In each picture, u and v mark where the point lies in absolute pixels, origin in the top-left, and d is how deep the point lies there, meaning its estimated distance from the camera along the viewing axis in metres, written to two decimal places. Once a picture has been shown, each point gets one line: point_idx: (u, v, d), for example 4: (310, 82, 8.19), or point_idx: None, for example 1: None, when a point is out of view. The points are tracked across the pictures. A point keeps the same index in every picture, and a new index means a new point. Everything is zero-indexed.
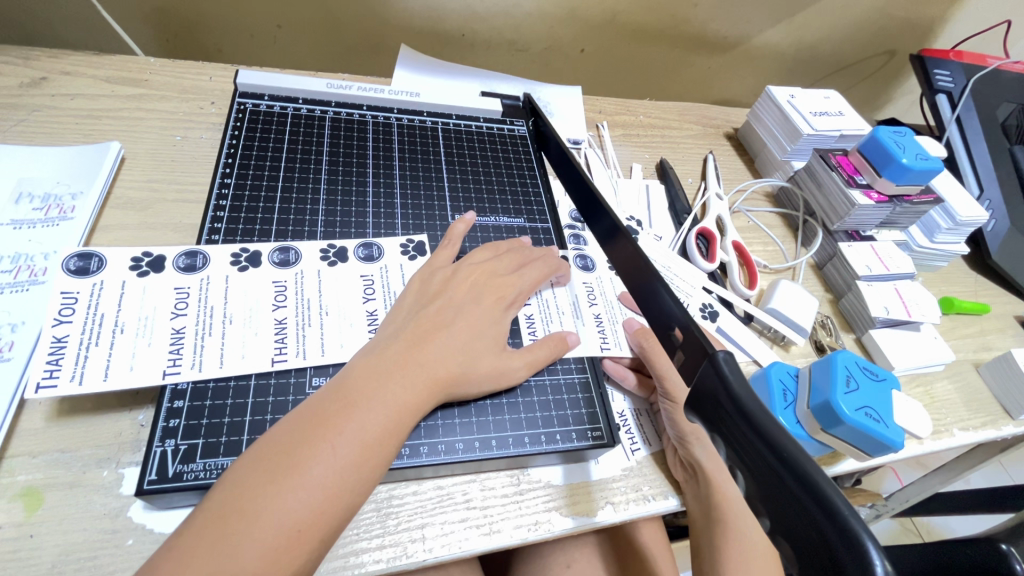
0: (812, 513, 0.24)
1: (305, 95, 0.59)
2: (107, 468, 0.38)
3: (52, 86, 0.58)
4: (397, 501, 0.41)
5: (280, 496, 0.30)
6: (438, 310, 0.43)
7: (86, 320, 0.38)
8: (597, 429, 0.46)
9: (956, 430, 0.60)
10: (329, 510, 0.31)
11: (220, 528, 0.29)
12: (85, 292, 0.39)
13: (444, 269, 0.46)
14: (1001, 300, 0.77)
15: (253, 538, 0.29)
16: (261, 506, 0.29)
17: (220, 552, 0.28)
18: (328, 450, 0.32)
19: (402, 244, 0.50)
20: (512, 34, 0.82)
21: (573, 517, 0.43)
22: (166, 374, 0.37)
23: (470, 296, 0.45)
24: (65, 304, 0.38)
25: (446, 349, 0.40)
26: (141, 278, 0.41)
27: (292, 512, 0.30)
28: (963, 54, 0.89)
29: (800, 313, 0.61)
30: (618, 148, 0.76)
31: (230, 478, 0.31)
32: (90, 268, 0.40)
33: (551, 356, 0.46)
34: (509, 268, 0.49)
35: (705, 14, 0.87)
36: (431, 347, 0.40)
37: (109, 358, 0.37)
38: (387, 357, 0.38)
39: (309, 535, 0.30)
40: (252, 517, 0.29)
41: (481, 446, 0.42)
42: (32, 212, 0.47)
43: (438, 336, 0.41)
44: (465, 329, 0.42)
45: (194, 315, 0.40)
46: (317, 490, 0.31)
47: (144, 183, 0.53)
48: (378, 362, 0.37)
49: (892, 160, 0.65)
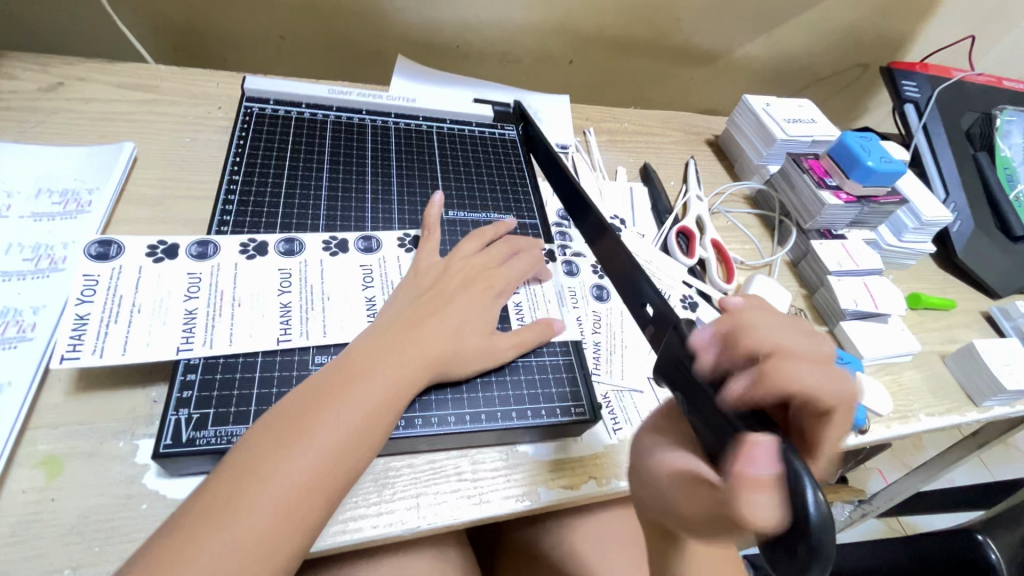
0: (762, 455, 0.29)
1: (308, 100, 0.62)
2: (122, 440, 0.40)
3: (69, 91, 0.61)
4: (393, 472, 0.44)
5: (285, 464, 0.34)
6: (432, 297, 0.47)
7: (106, 300, 0.41)
8: (580, 405, 0.48)
9: (922, 415, 0.64)
10: (328, 477, 0.35)
11: (229, 494, 0.32)
12: (105, 275, 0.42)
13: (435, 265, 0.50)
14: (967, 296, 0.81)
15: (261, 501, 0.32)
16: (269, 473, 0.33)
17: (230, 516, 0.31)
18: (333, 416, 0.36)
19: (399, 238, 0.53)
20: (504, 45, 0.87)
21: (558, 490, 0.46)
22: (180, 350, 0.40)
23: (459, 287, 0.49)
24: (87, 285, 0.41)
25: (436, 332, 0.44)
26: (157, 264, 0.44)
27: (300, 470, 0.34)
28: (929, 66, 0.95)
29: (774, 304, 0.65)
30: (604, 153, 0.80)
31: (243, 445, 0.35)
32: (109, 254, 0.44)
33: (539, 339, 0.50)
34: (499, 258, 0.53)
35: (687, 26, 0.93)
36: (421, 329, 0.44)
37: (127, 334, 0.40)
38: (387, 336, 0.42)
39: (309, 499, 0.34)
40: (261, 484, 0.33)
41: (472, 419, 0.45)
42: (51, 206, 0.50)
43: (428, 321, 0.45)
44: (454, 318, 0.46)
45: (205, 298, 0.43)
46: (318, 458, 0.35)
47: (155, 181, 0.56)
48: (378, 341, 0.42)
49: (858, 162, 0.69)
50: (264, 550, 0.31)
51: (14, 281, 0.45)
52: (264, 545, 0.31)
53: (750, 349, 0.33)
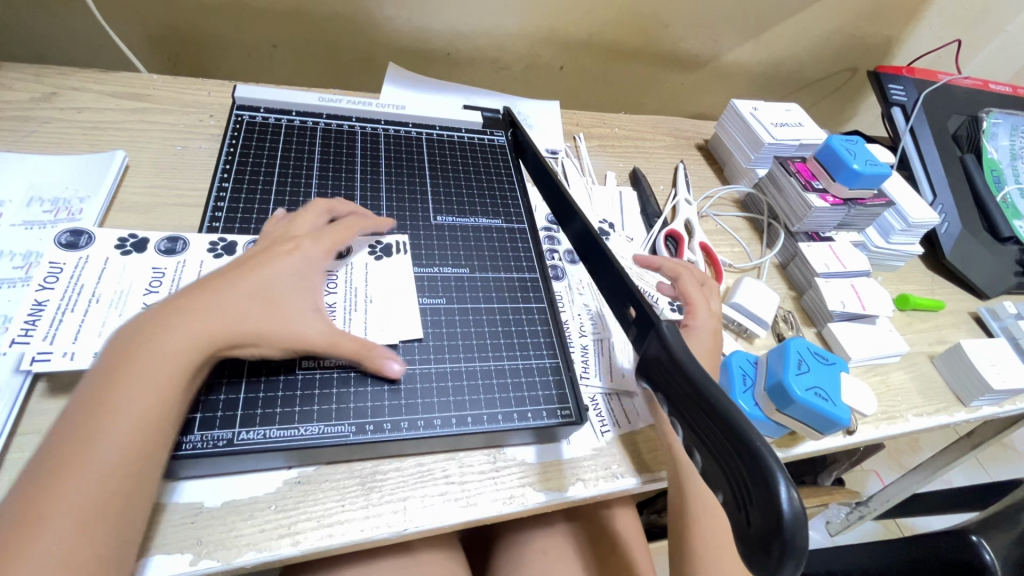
0: (737, 454, 0.29)
1: (298, 108, 0.63)
2: None
3: (62, 101, 0.62)
4: (381, 475, 0.44)
5: (80, 473, 0.31)
6: (226, 269, 0.41)
7: (66, 288, 0.42)
8: (566, 408, 0.49)
9: (911, 415, 0.64)
10: (129, 473, 0.33)
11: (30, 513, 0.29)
12: (70, 263, 0.43)
13: (295, 241, 0.46)
14: (956, 297, 0.82)
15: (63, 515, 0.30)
16: (67, 482, 0.31)
17: (21, 540, 0.29)
18: (110, 429, 0.33)
19: (370, 244, 0.53)
20: (495, 52, 0.88)
21: (545, 491, 0.47)
22: None
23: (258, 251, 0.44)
24: (51, 272, 0.42)
25: (215, 304, 0.38)
26: (123, 256, 0.45)
27: (82, 497, 0.31)
28: (915, 70, 0.95)
29: (762, 306, 0.65)
30: (593, 158, 0.81)
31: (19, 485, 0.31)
32: (79, 243, 0.45)
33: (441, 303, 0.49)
34: (311, 225, 0.49)
35: (675, 33, 0.94)
36: (203, 297, 0.38)
37: (81, 323, 0.41)
38: (133, 326, 0.37)
39: (121, 500, 0.32)
40: (59, 496, 0.30)
41: (458, 422, 0.45)
42: (42, 214, 0.51)
43: (219, 288, 0.40)
44: (247, 279, 0.41)
45: (165, 293, 0.44)
46: (114, 457, 0.32)
47: (147, 188, 0.56)
48: (124, 334, 0.36)
49: (844, 165, 0.70)
50: (81, 563, 0.30)
51: (4, 288, 0.45)
52: (81, 557, 0.30)
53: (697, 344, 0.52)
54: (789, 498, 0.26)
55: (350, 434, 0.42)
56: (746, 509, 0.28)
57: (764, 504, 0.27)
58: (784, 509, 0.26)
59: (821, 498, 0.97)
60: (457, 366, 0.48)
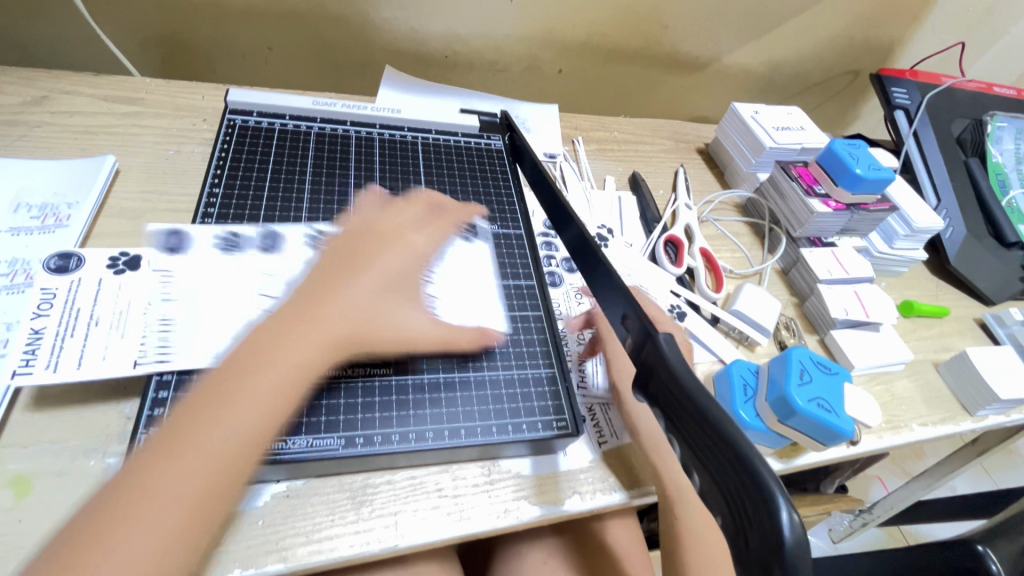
0: (737, 475, 0.27)
1: (291, 112, 0.62)
2: (94, 458, 0.40)
3: (52, 104, 0.61)
4: (371, 489, 0.43)
5: (178, 460, 0.31)
6: (327, 274, 0.42)
7: (62, 314, 0.40)
8: (562, 420, 0.48)
9: (915, 425, 0.63)
10: (238, 463, 0.32)
11: (118, 498, 0.29)
12: (63, 288, 0.42)
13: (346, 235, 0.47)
14: (961, 303, 0.81)
15: (157, 503, 0.29)
16: (159, 484, 0.30)
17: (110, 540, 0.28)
18: (218, 431, 0.32)
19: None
20: (493, 55, 0.87)
21: (541, 505, 0.46)
22: (138, 364, 0.39)
23: (373, 249, 0.46)
24: (44, 300, 0.41)
25: (336, 316, 0.39)
26: (117, 276, 0.43)
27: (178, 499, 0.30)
28: (919, 73, 0.94)
29: (763, 313, 0.64)
30: (592, 162, 0.80)
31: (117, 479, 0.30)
32: (69, 267, 0.43)
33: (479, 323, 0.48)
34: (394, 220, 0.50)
35: (675, 35, 0.93)
36: (337, 299, 0.40)
37: (84, 348, 0.39)
38: (272, 323, 0.37)
39: (221, 491, 0.31)
40: (156, 482, 0.30)
41: (451, 434, 0.44)
42: (29, 220, 0.50)
43: (317, 300, 0.40)
44: (373, 278, 0.43)
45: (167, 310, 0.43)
46: (228, 448, 0.32)
47: (136, 194, 0.56)
48: (265, 331, 0.37)
49: (847, 170, 0.69)
50: (168, 558, 0.29)
51: None
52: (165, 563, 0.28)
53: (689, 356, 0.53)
54: (789, 521, 0.25)
55: (339, 447, 0.41)
56: (745, 533, 0.27)
57: (765, 530, 0.26)
58: (786, 536, 0.25)
59: (823, 506, 0.95)
60: (450, 375, 0.47)
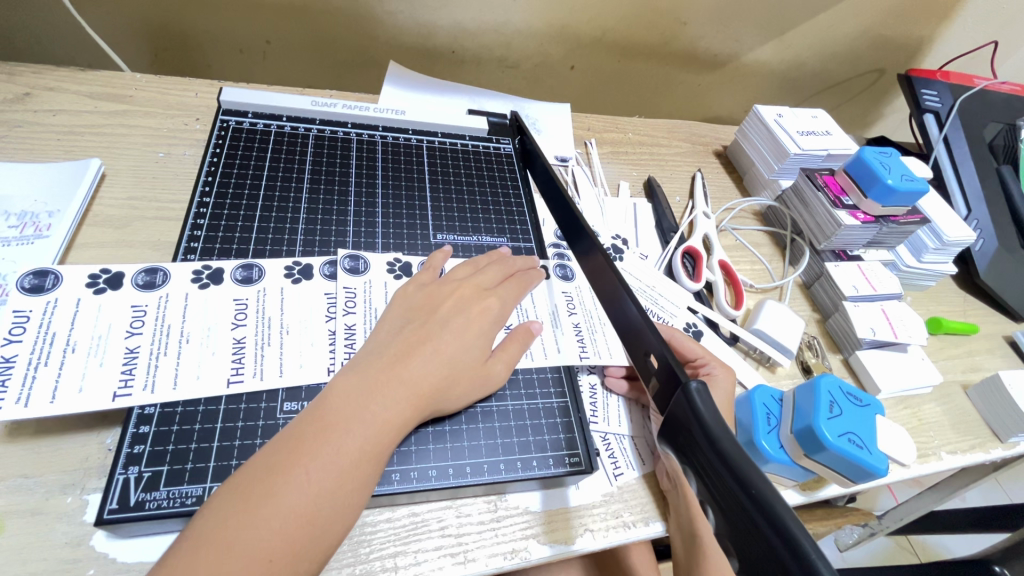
0: (781, 557, 0.23)
1: (289, 113, 0.58)
2: (71, 494, 0.37)
3: (35, 102, 0.57)
4: (369, 528, 0.40)
5: (300, 474, 0.31)
6: (422, 324, 0.42)
7: (36, 339, 0.37)
8: (575, 455, 0.45)
9: (944, 453, 0.60)
10: (350, 489, 0.32)
11: (244, 501, 0.30)
12: (37, 310, 0.38)
13: (427, 285, 0.46)
14: (990, 320, 0.77)
15: (277, 514, 0.30)
16: (249, 520, 0.29)
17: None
18: (302, 474, 0.31)
19: (389, 262, 0.50)
20: (502, 51, 0.83)
21: (551, 545, 0.43)
22: (116, 396, 0.36)
23: (453, 305, 0.44)
24: (15, 323, 0.37)
25: (432, 363, 0.39)
26: (97, 295, 0.40)
27: (264, 542, 0.29)
28: (950, 74, 0.90)
29: (785, 333, 0.60)
30: (605, 166, 0.76)
31: (211, 508, 0.30)
32: (45, 286, 0.40)
33: (522, 349, 0.46)
34: (494, 281, 0.49)
35: (694, 31, 0.88)
36: (422, 357, 0.39)
37: (58, 379, 0.36)
38: (366, 373, 0.37)
39: (338, 513, 0.32)
40: (276, 497, 0.30)
41: (455, 473, 0.41)
42: (7, 230, 0.47)
43: (421, 351, 0.40)
44: (453, 336, 0.42)
45: (150, 335, 0.39)
46: (344, 470, 0.32)
47: (123, 200, 0.52)
48: (359, 379, 0.36)
49: (878, 180, 0.65)
50: None
51: None
52: None
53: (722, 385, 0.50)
54: None
55: None
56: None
57: None
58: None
59: (835, 522, 0.92)
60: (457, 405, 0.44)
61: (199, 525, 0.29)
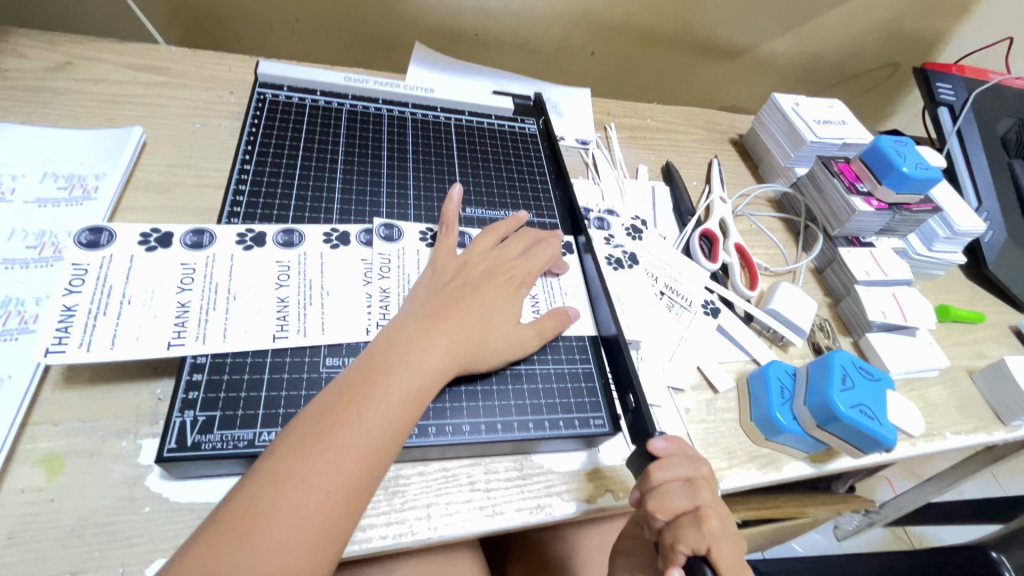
0: None
1: (322, 88, 0.60)
2: (126, 438, 0.39)
3: (77, 71, 0.59)
4: (403, 480, 0.42)
5: (354, 417, 0.34)
6: (455, 288, 0.45)
7: (95, 291, 0.39)
8: (599, 417, 0.47)
9: (949, 433, 0.62)
10: (398, 428, 0.35)
11: (305, 440, 0.33)
12: (94, 264, 0.40)
13: (452, 261, 0.47)
14: (997, 309, 0.78)
15: (337, 450, 0.33)
16: (310, 456, 0.32)
17: (271, 504, 0.31)
18: (355, 416, 0.34)
19: (421, 231, 0.52)
20: (524, 35, 0.84)
21: (573, 502, 0.45)
22: (171, 345, 0.38)
23: (485, 276, 0.47)
24: (75, 275, 0.39)
25: (467, 321, 0.42)
26: (149, 253, 0.42)
27: (326, 477, 0.32)
28: (965, 68, 0.91)
29: (799, 313, 0.62)
30: (624, 150, 0.78)
31: (276, 446, 0.33)
32: (100, 242, 0.42)
33: (558, 327, 0.48)
34: (517, 253, 0.50)
35: (714, 20, 0.89)
36: (459, 316, 0.42)
37: (116, 328, 0.38)
38: (408, 329, 0.40)
39: (389, 450, 0.35)
40: (334, 437, 0.33)
41: (487, 429, 0.43)
42: (57, 191, 0.49)
43: (456, 310, 0.43)
44: (483, 301, 0.44)
45: (199, 291, 0.41)
46: (393, 411, 0.35)
47: (164, 167, 0.54)
48: (402, 333, 0.39)
49: (893, 168, 0.67)
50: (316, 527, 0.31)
51: (17, 269, 0.43)
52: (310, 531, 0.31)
53: (681, 501, 0.37)
54: None
55: None
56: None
57: None
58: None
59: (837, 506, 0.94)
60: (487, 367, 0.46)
61: (267, 462, 0.32)
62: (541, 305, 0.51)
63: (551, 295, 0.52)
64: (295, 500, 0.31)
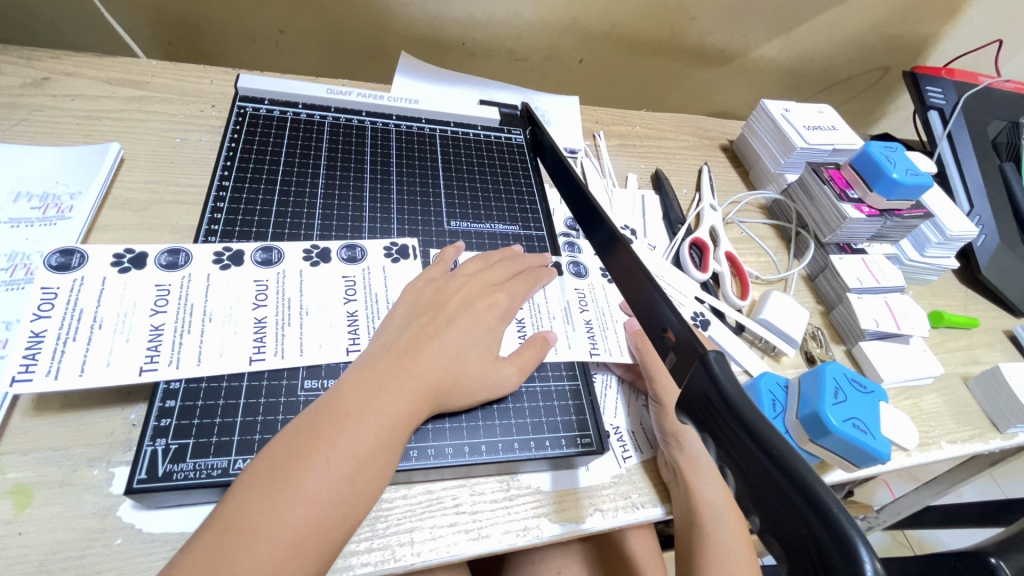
0: (803, 514, 0.24)
1: (304, 101, 0.59)
2: (97, 467, 0.38)
3: (53, 87, 0.58)
4: (386, 504, 0.41)
5: (320, 461, 0.32)
6: (429, 320, 0.43)
7: (64, 316, 0.38)
8: (586, 436, 0.46)
9: (944, 442, 0.61)
10: (367, 475, 0.33)
11: (270, 486, 0.31)
12: (65, 287, 0.39)
13: (433, 283, 0.47)
14: (990, 314, 0.78)
15: (302, 498, 0.31)
16: (274, 503, 0.30)
17: (232, 558, 0.28)
18: (323, 460, 0.32)
19: (386, 247, 0.50)
20: (512, 44, 0.84)
21: (560, 523, 0.43)
22: (143, 370, 0.37)
23: (464, 302, 0.45)
24: (44, 299, 0.38)
25: (440, 356, 0.40)
26: (123, 274, 0.41)
27: (291, 525, 0.30)
28: (955, 72, 0.91)
29: (791, 323, 0.61)
30: (613, 158, 0.77)
31: (236, 492, 0.31)
32: (71, 264, 0.40)
33: (538, 356, 0.47)
34: (504, 276, 0.50)
35: (702, 26, 0.89)
36: (434, 351, 0.40)
37: (85, 353, 0.37)
38: (381, 367, 0.38)
39: (360, 497, 0.33)
40: (300, 484, 0.31)
41: (471, 451, 0.42)
42: (30, 211, 0.48)
43: (430, 345, 0.41)
44: (461, 333, 0.43)
45: (174, 313, 0.40)
46: (363, 455, 0.33)
47: (141, 184, 0.53)
48: (373, 372, 0.38)
49: (884, 175, 0.66)
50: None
51: None
52: None
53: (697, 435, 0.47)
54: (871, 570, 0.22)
55: None
56: None
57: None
58: None
59: None
60: None
61: (227, 509, 0.30)
62: (528, 329, 0.50)
63: (537, 318, 0.51)
64: (257, 551, 0.29)
